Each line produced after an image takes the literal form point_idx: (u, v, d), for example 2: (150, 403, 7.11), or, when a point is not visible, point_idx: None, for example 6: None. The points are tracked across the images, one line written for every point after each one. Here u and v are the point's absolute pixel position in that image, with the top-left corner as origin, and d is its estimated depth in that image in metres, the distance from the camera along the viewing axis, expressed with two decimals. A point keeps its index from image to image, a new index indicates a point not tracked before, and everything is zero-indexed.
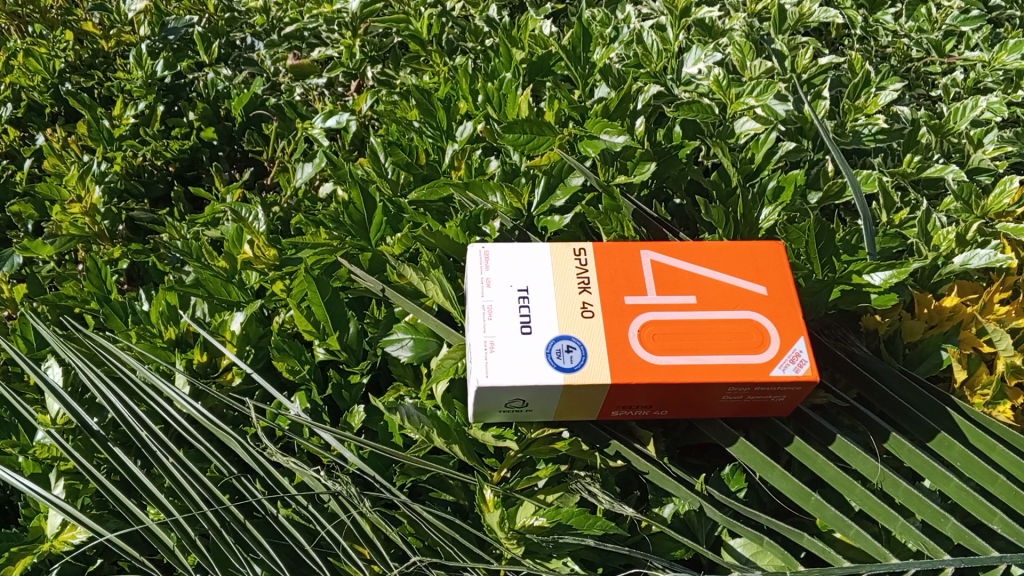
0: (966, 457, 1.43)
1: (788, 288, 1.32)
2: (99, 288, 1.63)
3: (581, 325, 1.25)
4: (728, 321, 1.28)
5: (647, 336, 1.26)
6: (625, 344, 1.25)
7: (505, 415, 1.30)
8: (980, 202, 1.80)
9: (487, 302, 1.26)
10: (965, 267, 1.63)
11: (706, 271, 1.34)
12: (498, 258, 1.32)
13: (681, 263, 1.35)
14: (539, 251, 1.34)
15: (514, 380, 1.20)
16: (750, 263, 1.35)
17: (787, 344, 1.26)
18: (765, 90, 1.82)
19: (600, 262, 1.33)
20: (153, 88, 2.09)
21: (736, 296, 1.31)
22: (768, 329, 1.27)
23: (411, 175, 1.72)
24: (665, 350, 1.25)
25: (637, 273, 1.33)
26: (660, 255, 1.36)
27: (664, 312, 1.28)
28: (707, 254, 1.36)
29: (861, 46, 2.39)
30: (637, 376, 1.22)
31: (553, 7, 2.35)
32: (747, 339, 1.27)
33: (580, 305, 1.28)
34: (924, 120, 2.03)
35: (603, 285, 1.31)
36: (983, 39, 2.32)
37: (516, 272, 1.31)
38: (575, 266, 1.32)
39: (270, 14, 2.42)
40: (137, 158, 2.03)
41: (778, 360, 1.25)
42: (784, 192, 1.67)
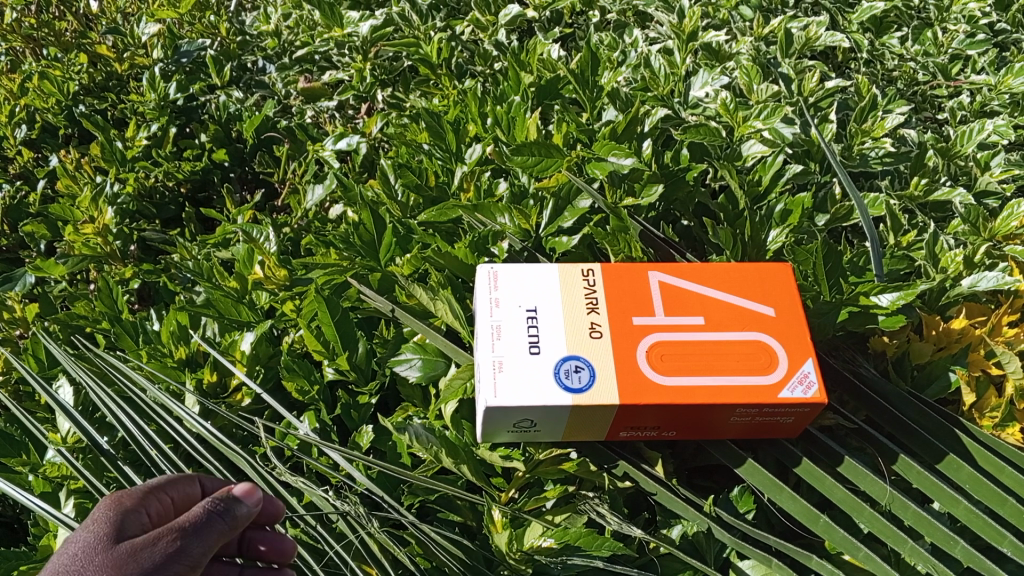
0: (975, 479, 1.43)
1: (797, 311, 1.33)
2: (111, 308, 1.64)
3: (590, 345, 1.26)
4: (735, 342, 1.28)
5: (655, 357, 1.26)
6: (633, 364, 1.25)
7: (513, 435, 1.31)
8: (988, 224, 1.80)
9: (496, 323, 1.26)
10: (973, 289, 1.64)
11: (713, 292, 1.34)
12: (507, 278, 1.32)
13: (689, 284, 1.35)
14: (547, 271, 1.34)
15: (523, 401, 1.20)
16: (757, 284, 1.36)
17: (795, 365, 1.27)
18: (773, 113, 1.83)
19: (608, 282, 1.34)
20: (165, 110, 2.10)
21: (744, 317, 1.31)
22: (777, 350, 1.28)
23: (421, 197, 1.74)
24: (674, 371, 1.25)
25: (645, 293, 1.33)
26: (668, 275, 1.36)
27: (672, 333, 1.29)
28: (714, 274, 1.37)
29: (867, 69, 2.38)
30: (646, 397, 1.22)
31: (562, 31, 2.36)
32: (754, 360, 1.27)
33: (587, 325, 1.28)
34: (931, 143, 2.03)
35: (612, 305, 1.31)
36: (989, 63, 2.31)
37: (525, 293, 1.31)
38: (583, 287, 1.32)
39: (281, 38, 2.42)
40: (149, 179, 2.03)
41: (786, 382, 1.25)
42: (793, 215, 1.67)
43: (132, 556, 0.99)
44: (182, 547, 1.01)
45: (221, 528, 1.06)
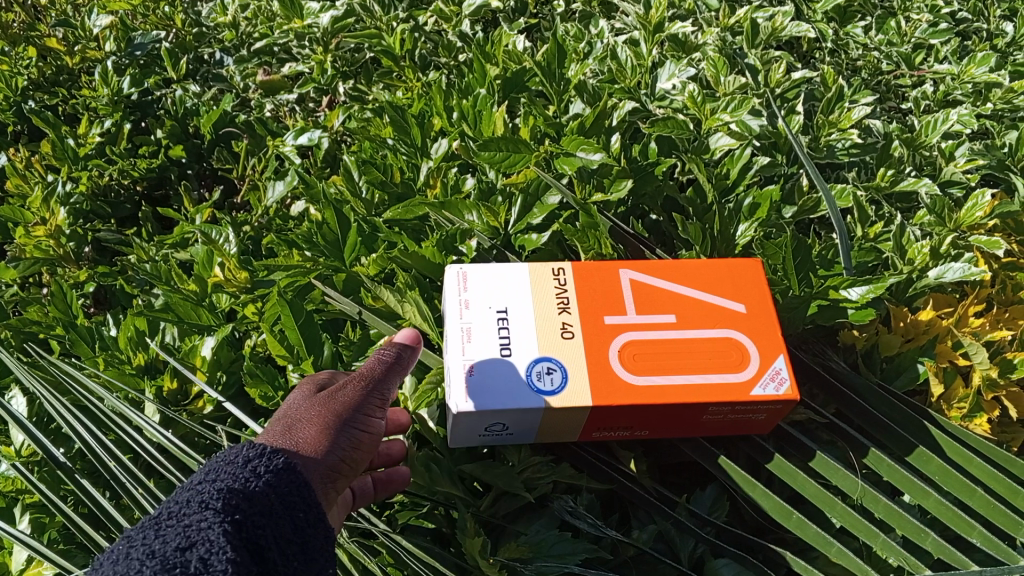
0: (944, 470, 1.43)
1: (768, 307, 1.32)
2: (65, 313, 1.60)
3: (562, 346, 1.24)
4: (707, 340, 1.27)
5: (628, 357, 1.24)
6: (606, 365, 1.23)
7: (485, 439, 1.28)
8: (953, 215, 1.81)
9: (466, 325, 1.24)
10: (940, 280, 1.63)
11: (684, 289, 1.33)
12: (477, 279, 1.30)
13: (660, 282, 1.34)
14: (517, 271, 1.32)
15: (494, 404, 1.18)
16: (728, 280, 1.35)
17: (767, 362, 1.26)
18: (740, 106, 1.82)
19: (579, 282, 1.32)
20: (119, 106, 2.04)
21: (715, 315, 1.30)
22: (748, 347, 1.27)
23: (386, 194, 1.70)
24: (647, 370, 1.23)
25: (616, 292, 1.31)
26: (639, 274, 1.34)
27: (644, 331, 1.27)
28: (685, 272, 1.35)
29: (832, 59, 2.38)
30: (620, 398, 1.20)
31: (527, 22, 2.32)
32: (727, 358, 1.26)
33: (559, 326, 1.26)
34: (896, 134, 2.03)
35: (583, 305, 1.29)
36: (953, 52, 2.31)
37: (495, 294, 1.29)
38: (554, 287, 1.30)
39: (239, 30, 2.35)
40: (103, 178, 1.96)
41: (758, 379, 1.24)
42: (760, 209, 1.66)
43: (342, 394, 1.09)
44: (375, 386, 1.13)
45: (398, 372, 1.18)
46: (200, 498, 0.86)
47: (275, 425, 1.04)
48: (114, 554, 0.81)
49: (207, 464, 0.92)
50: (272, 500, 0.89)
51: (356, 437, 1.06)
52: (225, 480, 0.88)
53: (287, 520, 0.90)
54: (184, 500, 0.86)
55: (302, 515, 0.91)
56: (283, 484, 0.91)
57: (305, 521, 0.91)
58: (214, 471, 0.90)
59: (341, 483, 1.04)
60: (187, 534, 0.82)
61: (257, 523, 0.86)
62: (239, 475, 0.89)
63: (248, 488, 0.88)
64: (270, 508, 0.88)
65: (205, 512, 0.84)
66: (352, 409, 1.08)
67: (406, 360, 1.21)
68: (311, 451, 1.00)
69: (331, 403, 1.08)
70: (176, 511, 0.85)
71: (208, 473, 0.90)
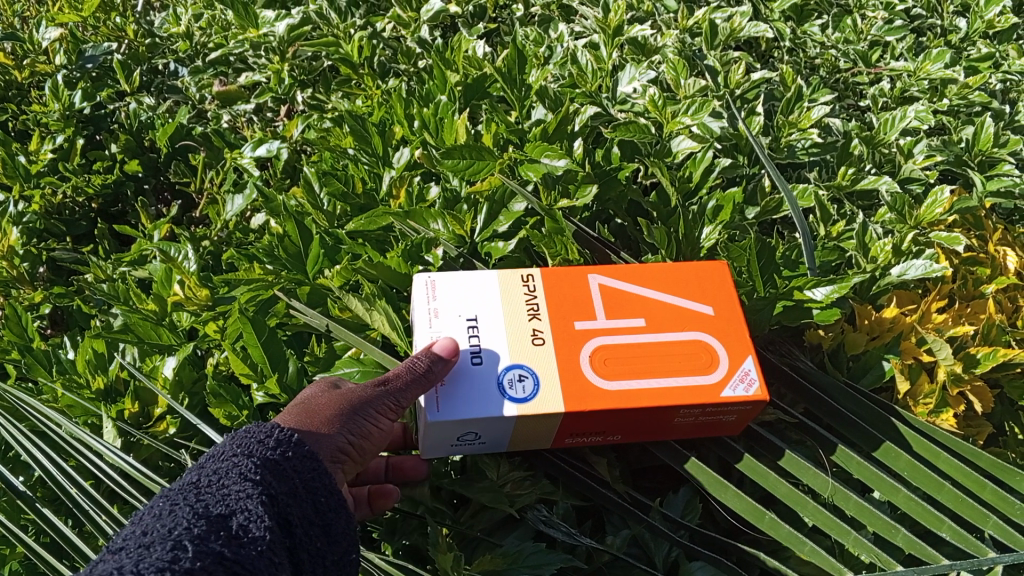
0: (912, 465, 1.43)
1: (735, 308, 1.32)
2: (21, 337, 1.55)
3: (533, 352, 1.23)
4: (677, 343, 1.27)
5: (598, 361, 1.23)
6: (577, 370, 1.22)
7: (458, 448, 1.27)
8: (913, 212, 1.82)
9: (436, 334, 1.22)
10: (903, 278, 1.65)
11: (653, 293, 1.33)
12: (446, 287, 1.28)
13: (629, 285, 1.33)
14: (486, 277, 1.31)
15: (467, 414, 1.16)
16: (696, 283, 1.34)
17: (736, 364, 1.26)
18: (701, 109, 1.83)
19: (548, 286, 1.31)
20: (71, 121, 1.99)
21: (684, 318, 1.30)
22: (717, 349, 1.27)
23: (348, 206, 1.68)
24: (618, 375, 1.23)
25: (586, 297, 1.30)
26: (607, 277, 1.33)
27: (614, 336, 1.26)
28: (653, 275, 1.35)
29: (790, 58, 2.39)
30: (591, 403, 1.19)
31: (486, 26, 2.31)
32: (696, 361, 1.26)
33: (529, 333, 1.25)
34: (856, 132, 2.04)
35: (553, 310, 1.28)
36: (908, 49, 2.33)
37: (463, 301, 1.27)
38: (523, 293, 1.29)
39: (194, 40, 2.31)
40: (57, 196, 1.92)
41: (728, 381, 1.24)
42: (724, 210, 1.65)
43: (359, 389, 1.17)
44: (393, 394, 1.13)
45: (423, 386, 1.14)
46: (238, 470, 0.96)
47: (294, 410, 1.14)
48: (157, 510, 0.89)
49: (236, 439, 1.01)
50: (297, 481, 1.00)
51: (366, 427, 1.15)
52: (258, 452, 0.99)
53: (309, 501, 1.00)
54: (220, 471, 0.95)
55: (323, 495, 1.02)
56: (304, 468, 1.01)
57: (324, 503, 1.02)
58: (244, 442, 1.00)
59: (349, 466, 1.14)
60: (227, 502, 0.91)
61: (285, 499, 0.97)
62: (269, 450, 1.00)
63: (276, 467, 0.99)
64: (295, 487, 0.99)
65: (245, 483, 0.94)
66: (364, 400, 1.16)
67: (436, 373, 1.15)
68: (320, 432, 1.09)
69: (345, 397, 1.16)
70: (214, 478, 0.95)
71: (238, 448, 0.99)
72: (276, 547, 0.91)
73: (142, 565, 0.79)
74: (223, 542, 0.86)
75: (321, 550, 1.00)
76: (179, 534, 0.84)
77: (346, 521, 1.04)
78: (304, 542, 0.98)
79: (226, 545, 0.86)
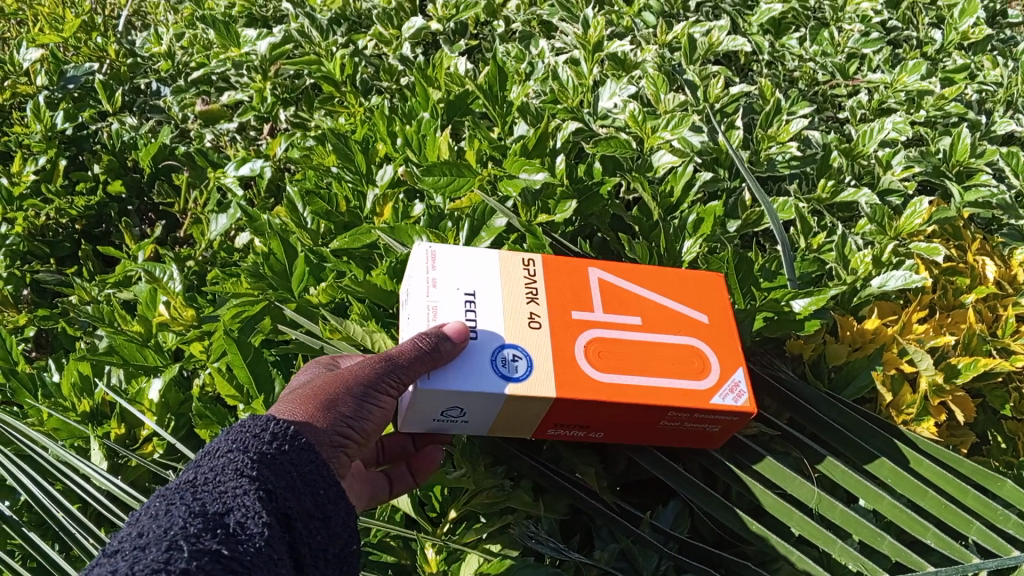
0: (897, 474, 1.44)
1: (730, 320, 1.30)
2: (5, 361, 1.55)
3: (528, 335, 1.19)
4: (671, 345, 1.24)
5: (592, 352, 1.20)
6: (570, 357, 1.19)
7: (437, 425, 1.22)
8: (893, 223, 1.84)
9: (434, 302, 1.20)
10: (883, 289, 1.67)
11: (652, 294, 1.30)
12: (448, 261, 1.26)
13: (629, 284, 1.31)
14: (489, 259, 1.29)
15: (452, 388, 1.12)
16: (694, 292, 1.32)
17: (728, 374, 1.22)
18: (680, 123, 1.84)
19: (548, 274, 1.29)
20: (53, 142, 1.97)
21: (680, 323, 1.27)
22: (710, 357, 1.24)
23: (332, 223, 1.69)
24: (610, 368, 1.19)
25: (585, 288, 1.28)
26: (607, 273, 1.32)
27: (609, 330, 1.23)
28: (653, 278, 1.33)
29: (769, 71, 2.41)
30: (579, 390, 1.15)
31: (467, 44, 2.32)
32: (690, 365, 1.22)
33: (526, 315, 1.22)
34: (835, 144, 2.07)
35: (552, 297, 1.26)
36: (884, 61, 2.36)
37: (464, 277, 1.25)
38: (523, 276, 1.27)
39: (175, 59, 2.31)
40: (40, 218, 1.91)
41: (718, 389, 1.21)
42: (705, 224, 1.65)
43: (362, 368, 1.14)
44: (394, 370, 1.09)
45: (427, 363, 1.09)
46: (234, 466, 0.92)
47: (292, 400, 1.12)
48: (154, 510, 0.86)
49: (232, 433, 0.97)
50: (292, 473, 0.95)
51: (367, 410, 1.12)
52: (255, 447, 0.94)
53: (308, 494, 0.96)
54: (217, 467, 0.91)
55: (323, 489, 0.98)
56: (302, 460, 0.97)
57: (325, 496, 0.97)
58: (238, 437, 0.96)
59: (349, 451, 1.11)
60: (224, 500, 0.88)
61: (285, 493, 0.93)
62: (264, 445, 0.95)
63: (274, 461, 0.95)
64: (294, 481, 0.95)
65: (241, 479, 0.90)
66: (365, 383, 1.12)
67: (444, 351, 1.11)
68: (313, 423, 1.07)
69: (347, 379, 1.13)
70: (211, 476, 0.91)
71: (235, 442, 0.95)
72: (275, 542, 0.88)
73: (135, 569, 0.77)
74: (219, 539, 0.83)
75: (323, 543, 0.95)
76: (174, 534, 0.82)
77: (348, 513, 1.00)
78: (305, 537, 0.93)
79: (221, 543, 0.83)
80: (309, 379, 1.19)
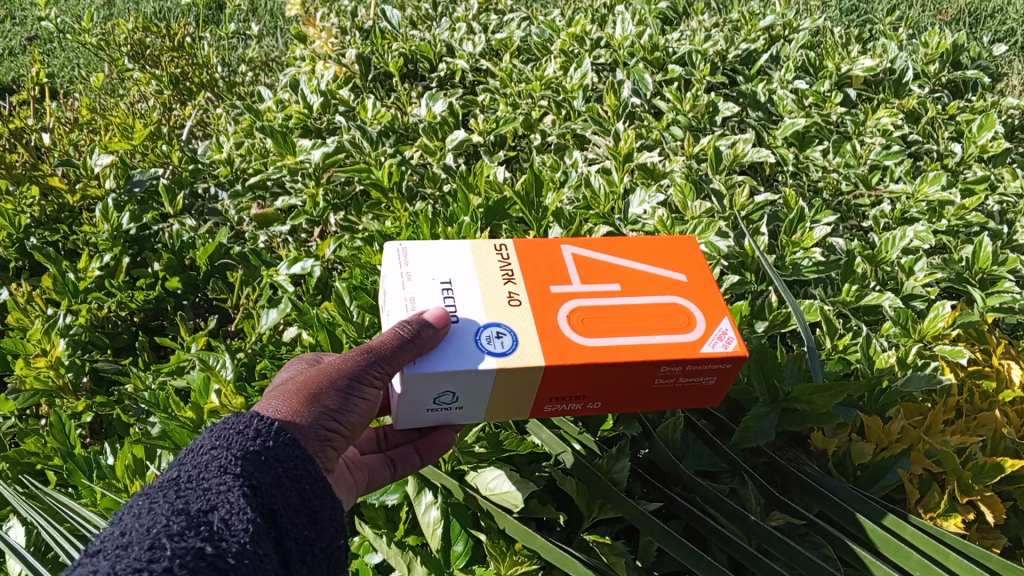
0: (925, 566, 1.41)
1: (706, 277, 1.34)
2: (63, 444, 1.64)
3: (509, 312, 1.22)
4: (653, 303, 1.27)
5: (576, 321, 1.23)
6: (555, 328, 1.21)
7: (433, 418, 1.23)
8: (917, 325, 1.90)
9: (409, 294, 1.23)
10: (907, 389, 1.72)
11: (627, 265, 1.34)
12: (418, 254, 1.30)
13: (602, 257, 1.36)
14: (460, 248, 1.33)
15: (437, 359, 1.14)
16: (669, 257, 1.37)
17: (713, 324, 1.25)
18: (708, 228, 1.95)
19: (521, 256, 1.33)
20: (118, 240, 2.12)
21: (658, 284, 1.31)
22: (692, 310, 1.27)
23: (376, 317, 1.77)
24: (596, 333, 1.21)
25: (560, 266, 1.32)
26: (579, 248, 1.36)
27: (590, 299, 1.27)
28: (624, 249, 1.38)
29: (795, 182, 2.52)
30: (570, 356, 1.17)
31: (506, 154, 2.47)
32: (673, 320, 1.25)
33: (505, 294, 1.25)
34: (858, 251, 2.15)
35: (529, 277, 1.29)
36: (906, 172, 2.46)
37: (437, 267, 1.29)
38: (497, 260, 1.32)
39: (234, 166, 2.47)
40: (102, 310, 2.03)
41: (706, 338, 1.23)
42: (731, 322, 1.76)
43: (345, 362, 1.18)
44: (376, 361, 1.12)
45: (412, 352, 1.12)
46: (218, 464, 0.98)
47: (276, 396, 1.16)
48: (136, 509, 0.91)
49: (214, 433, 1.03)
50: (279, 470, 1.01)
51: (354, 401, 1.16)
52: (237, 446, 1.01)
53: (294, 491, 1.02)
54: (200, 465, 0.97)
55: (309, 484, 1.04)
56: (285, 456, 1.03)
57: (311, 492, 1.04)
58: (221, 436, 1.02)
59: (339, 442, 1.16)
60: (208, 498, 0.94)
61: (270, 489, 0.99)
62: (245, 441, 1.02)
63: (257, 456, 1.01)
64: (279, 477, 1.01)
65: (224, 476, 0.96)
66: (349, 376, 1.16)
67: (427, 339, 1.13)
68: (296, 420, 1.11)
69: (331, 374, 1.17)
70: (194, 475, 0.97)
71: (218, 442, 1.02)
72: (259, 538, 0.93)
73: (118, 569, 0.82)
74: (202, 537, 0.88)
75: (309, 537, 1.02)
76: (157, 532, 0.87)
77: (333, 509, 1.07)
78: (291, 532, 1.00)
79: (205, 540, 0.88)
80: (296, 377, 1.23)
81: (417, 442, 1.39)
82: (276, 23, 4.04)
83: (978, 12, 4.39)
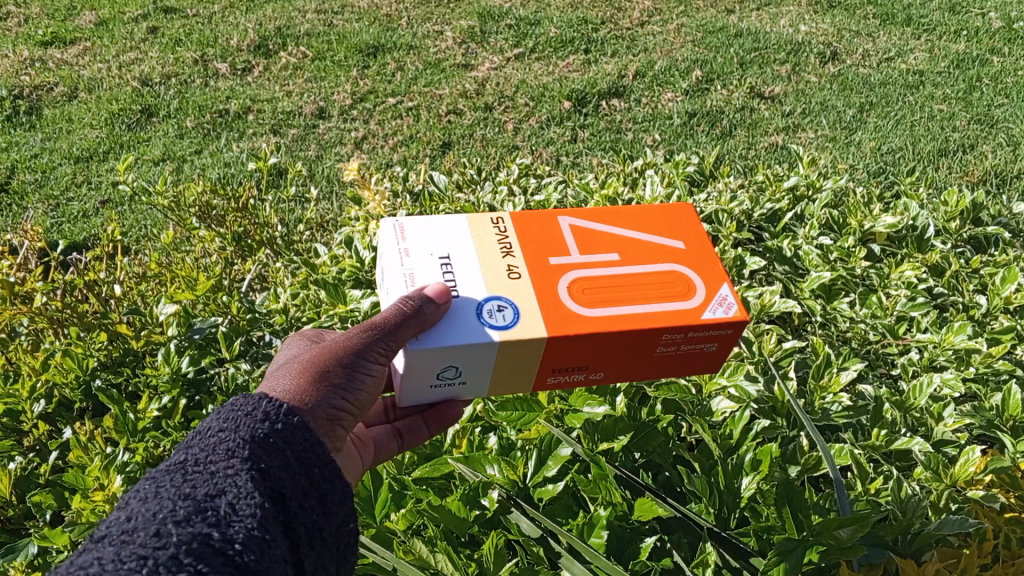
0: None
1: (699, 244, 1.71)
2: None
3: (512, 283, 1.56)
4: (651, 270, 1.62)
5: (579, 288, 1.57)
6: (558, 292, 1.56)
7: (444, 384, 1.54)
8: (948, 470, 1.92)
9: (409, 269, 1.57)
10: (941, 531, 1.71)
11: (627, 237, 1.71)
12: (417, 234, 1.66)
13: (599, 229, 1.72)
14: (460, 228, 1.69)
15: (439, 332, 1.45)
16: (667, 227, 1.74)
17: (713, 291, 1.59)
18: (736, 371, 2.07)
19: (521, 232, 1.69)
20: (177, 383, 2.26)
21: (655, 253, 1.67)
22: (685, 273, 1.63)
23: (415, 455, 1.86)
24: (599, 299, 1.55)
25: (560, 240, 1.68)
26: (576, 223, 1.73)
27: (591, 267, 1.62)
28: (620, 223, 1.75)
29: (823, 331, 2.60)
30: (577, 318, 1.50)
31: None
32: (671, 285, 1.60)
33: (507, 268, 1.60)
34: (887, 396, 2.19)
35: (530, 251, 1.65)
36: (932, 321, 2.53)
37: (436, 245, 1.64)
38: (496, 234, 1.68)
39: (288, 315, 2.63)
40: (157, 449, 2.13)
41: (705, 302, 1.57)
42: (763, 462, 1.78)
43: (351, 342, 1.47)
44: (382, 337, 1.42)
45: (414, 326, 1.41)
46: (226, 449, 1.14)
47: (290, 375, 1.42)
48: (142, 495, 1.06)
49: (221, 417, 1.21)
50: (288, 454, 1.19)
51: (362, 375, 1.45)
52: (246, 430, 1.18)
53: (302, 473, 1.19)
54: (209, 449, 1.14)
55: (318, 467, 1.22)
56: (290, 441, 1.21)
57: (319, 473, 1.22)
58: (233, 419, 1.21)
59: (350, 420, 1.43)
60: (217, 483, 1.09)
61: (278, 472, 1.15)
62: (254, 423, 1.20)
63: (267, 442, 1.18)
64: (287, 461, 1.18)
65: (232, 462, 1.12)
66: (355, 355, 1.45)
67: (428, 315, 1.44)
68: (313, 397, 1.36)
69: (338, 353, 1.45)
70: (204, 460, 1.13)
71: (228, 425, 1.20)
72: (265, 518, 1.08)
73: (123, 555, 0.96)
74: (208, 522, 1.03)
75: (314, 516, 1.18)
76: (164, 518, 1.02)
77: (341, 494, 1.24)
78: (302, 518, 1.16)
79: (211, 526, 1.03)
80: (302, 355, 1.50)
81: (423, 414, 1.73)
82: (332, 188, 4.32)
83: (1006, 172, 4.52)
